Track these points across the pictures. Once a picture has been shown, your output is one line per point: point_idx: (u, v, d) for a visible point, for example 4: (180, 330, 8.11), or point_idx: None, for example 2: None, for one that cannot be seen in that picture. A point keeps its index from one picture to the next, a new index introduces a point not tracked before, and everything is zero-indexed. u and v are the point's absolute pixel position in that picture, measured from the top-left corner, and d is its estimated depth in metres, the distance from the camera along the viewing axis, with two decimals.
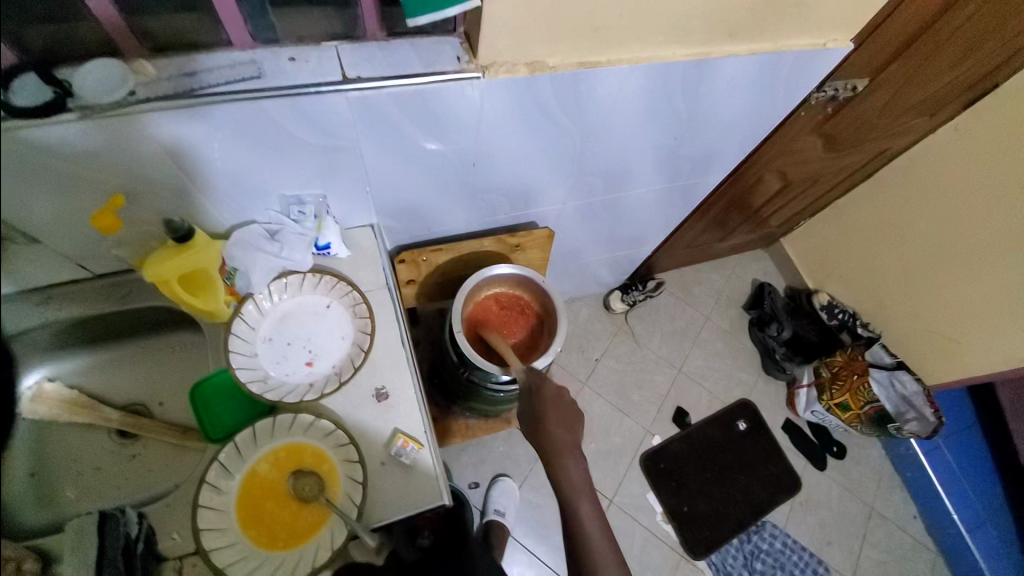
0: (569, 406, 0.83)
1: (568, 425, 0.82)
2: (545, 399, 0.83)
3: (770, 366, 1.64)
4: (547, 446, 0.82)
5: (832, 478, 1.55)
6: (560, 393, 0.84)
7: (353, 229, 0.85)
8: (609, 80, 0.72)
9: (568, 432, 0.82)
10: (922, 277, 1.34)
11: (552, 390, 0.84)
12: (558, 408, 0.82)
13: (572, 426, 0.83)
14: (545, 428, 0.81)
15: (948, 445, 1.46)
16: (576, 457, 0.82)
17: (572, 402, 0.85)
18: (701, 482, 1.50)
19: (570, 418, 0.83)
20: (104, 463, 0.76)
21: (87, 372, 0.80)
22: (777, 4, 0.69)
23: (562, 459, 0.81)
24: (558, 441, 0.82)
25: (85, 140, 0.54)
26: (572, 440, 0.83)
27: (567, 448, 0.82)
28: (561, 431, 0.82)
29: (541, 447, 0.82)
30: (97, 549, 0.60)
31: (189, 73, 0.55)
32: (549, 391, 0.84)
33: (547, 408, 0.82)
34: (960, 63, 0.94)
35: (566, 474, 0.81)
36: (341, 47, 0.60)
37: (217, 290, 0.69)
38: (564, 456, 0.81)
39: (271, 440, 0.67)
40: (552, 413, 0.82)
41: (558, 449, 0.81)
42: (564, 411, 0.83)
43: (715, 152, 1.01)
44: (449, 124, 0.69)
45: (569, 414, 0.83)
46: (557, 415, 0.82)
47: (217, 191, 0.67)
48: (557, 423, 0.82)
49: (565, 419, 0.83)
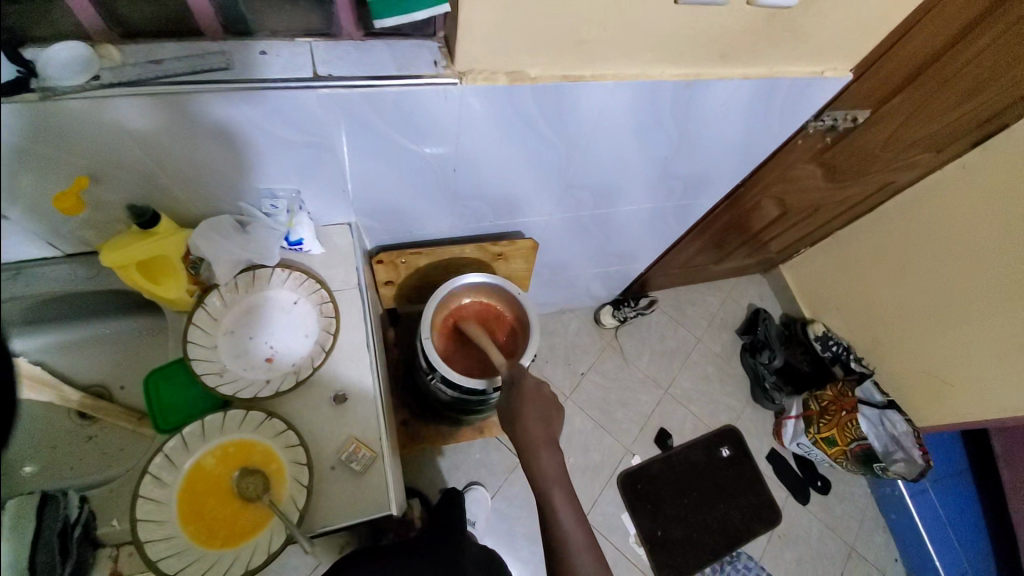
0: (548, 399, 0.81)
1: (545, 418, 0.79)
2: (524, 393, 0.81)
3: (758, 395, 1.60)
4: (521, 437, 0.78)
5: (813, 514, 1.51)
6: (540, 385, 0.82)
7: (329, 226, 0.84)
8: (594, 96, 0.70)
9: (544, 426, 0.79)
10: (920, 316, 1.30)
11: (531, 385, 0.82)
12: (534, 399, 0.80)
13: (551, 420, 0.80)
14: (521, 422, 0.78)
15: (936, 488, 1.42)
16: (551, 450, 0.77)
17: (550, 394, 0.82)
18: (678, 507, 1.47)
19: (549, 413, 0.80)
20: (60, 442, 0.75)
21: (54, 350, 0.80)
22: (773, 27, 0.67)
23: (538, 453, 0.76)
24: (533, 435, 0.78)
25: (48, 122, 0.53)
26: (549, 436, 0.78)
27: (543, 443, 0.77)
28: (538, 426, 0.78)
29: (516, 443, 0.78)
30: (32, 529, 0.58)
31: (156, 60, 0.55)
32: (528, 385, 0.82)
33: (526, 400, 0.80)
34: (966, 101, 0.91)
35: (541, 470, 0.76)
36: (315, 44, 0.60)
37: (181, 277, 0.71)
38: (539, 449, 0.77)
39: (220, 434, 0.66)
40: (529, 408, 0.79)
41: (532, 442, 0.77)
42: (542, 403, 0.80)
43: (709, 173, 0.98)
44: (428, 129, 0.68)
45: (547, 407, 0.80)
46: (533, 407, 0.80)
47: (186, 179, 0.67)
48: (532, 414, 0.79)
49: (543, 412, 0.80)
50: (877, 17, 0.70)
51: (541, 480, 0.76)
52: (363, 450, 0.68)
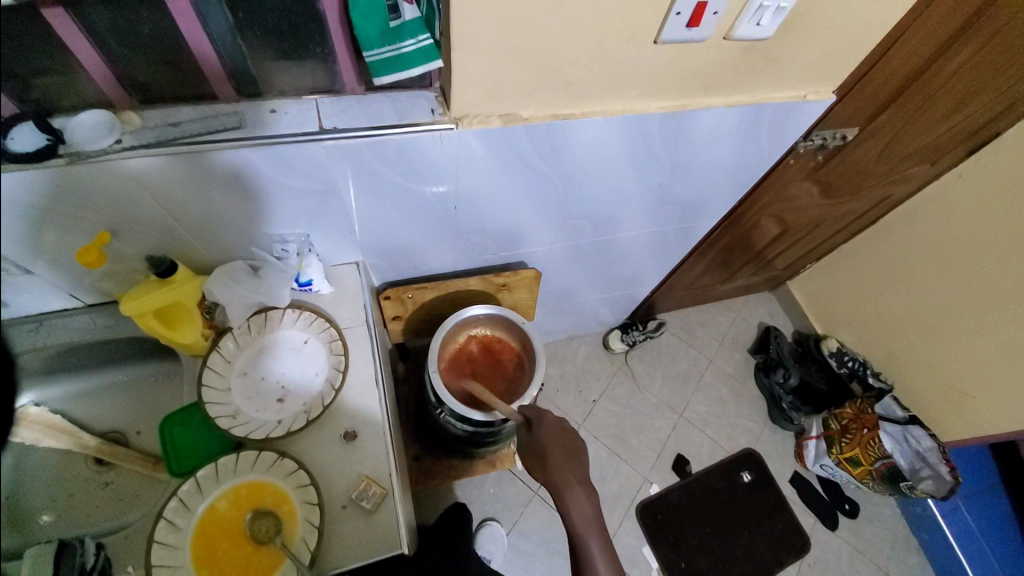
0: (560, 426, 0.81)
1: (563, 445, 0.79)
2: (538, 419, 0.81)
3: (777, 415, 1.56)
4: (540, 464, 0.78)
5: (843, 539, 1.44)
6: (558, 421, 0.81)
7: (337, 266, 0.87)
8: (585, 131, 0.73)
9: (562, 455, 0.78)
10: (934, 327, 1.28)
11: (547, 416, 0.81)
12: (550, 427, 0.80)
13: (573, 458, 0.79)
14: (541, 453, 0.78)
15: (968, 507, 1.35)
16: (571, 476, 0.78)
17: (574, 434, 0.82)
18: (701, 537, 1.41)
19: (565, 439, 0.80)
20: (78, 489, 0.76)
21: (72, 400, 0.81)
22: (750, 59, 0.70)
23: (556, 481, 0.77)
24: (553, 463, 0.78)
25: (73, 183, 0.58)
26: (568, 460, 0.79)
27: (563, 467, 0.78)
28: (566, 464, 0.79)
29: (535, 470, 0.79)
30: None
31: (173, 123, 0.59)
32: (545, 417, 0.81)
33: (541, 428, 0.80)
34: (952, 115, 0.93)
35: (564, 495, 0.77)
36: (321, 101, 0.64)
37: (195, 321, 0.73)
38: (559, 472, 0.77)
39: (232, 476, 0.67)
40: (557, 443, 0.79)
41: (551, 467, 0.78)
42: (556, 431, 0.80)
43: (704, 196, 1.01)
44: (427, 171, 0.72)
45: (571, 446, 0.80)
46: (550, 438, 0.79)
47: (200, 229, 0.71)
48: (551, 441, 0.79)
49: (560, 441, 0.79)
50: (854, 41, 0.73)
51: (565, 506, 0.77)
52: (373, 487, 0.69)
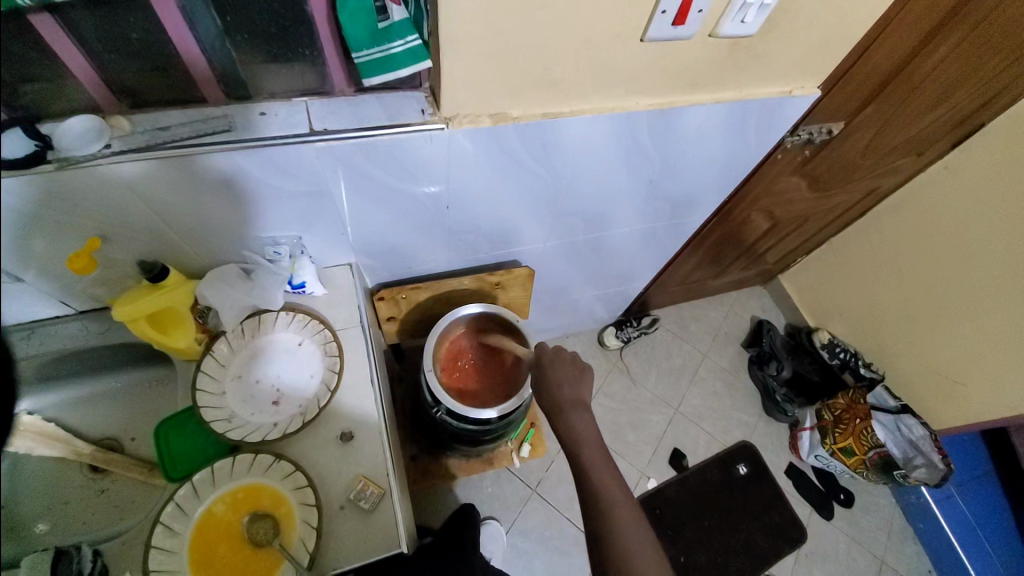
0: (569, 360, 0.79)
1: (572, 378, 0.77)
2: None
3: (770, 407, 1.57)
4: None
5: (838, 528, 1.46)
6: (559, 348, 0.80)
7: (330, 268, 0.87)
8: (575, 129, 0.74)
9: (571, 390, 0.76)
10: (923, 316, 1.30)
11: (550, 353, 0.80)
12: (558, 367, 0.78)
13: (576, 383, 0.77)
14: (547, 389, 0.77)
15: (961, 493, 1.38)
16: (581, 411, 0.75)
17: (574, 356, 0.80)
18: (699, 530, 1.43)
19: (574, 376, 0.77)
20: (74, 497, 0.76)
21: (66, 407, 0.81)
22: (735, 56, 0.71)
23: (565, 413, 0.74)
24: None
25: (62, 189, 0.57)
26: (576, 397, 0.76)
27: (570, 405, 0.75)
28: None
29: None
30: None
31: (162, 127, 0.59)
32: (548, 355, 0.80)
33: (548, 368, 0.78)
34: (936, 107, 0.95)
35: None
36: (311, 103, 0.64)
37: (189, 328, 0.72)
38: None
39: (229, 480, 0.67)
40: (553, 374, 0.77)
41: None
42: (565, 367, 0.78)
43: (695, 192, 1.02)
44: (420, 171, 0.72)
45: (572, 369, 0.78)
46: (558, 374, 0.77)
47: (191, 233, 0.71)
48: (557, 379, 0.77)
49: (568, 375, 0.77)
50: (837, 36, 0.74)
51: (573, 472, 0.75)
52: (371, 487, 0.69)
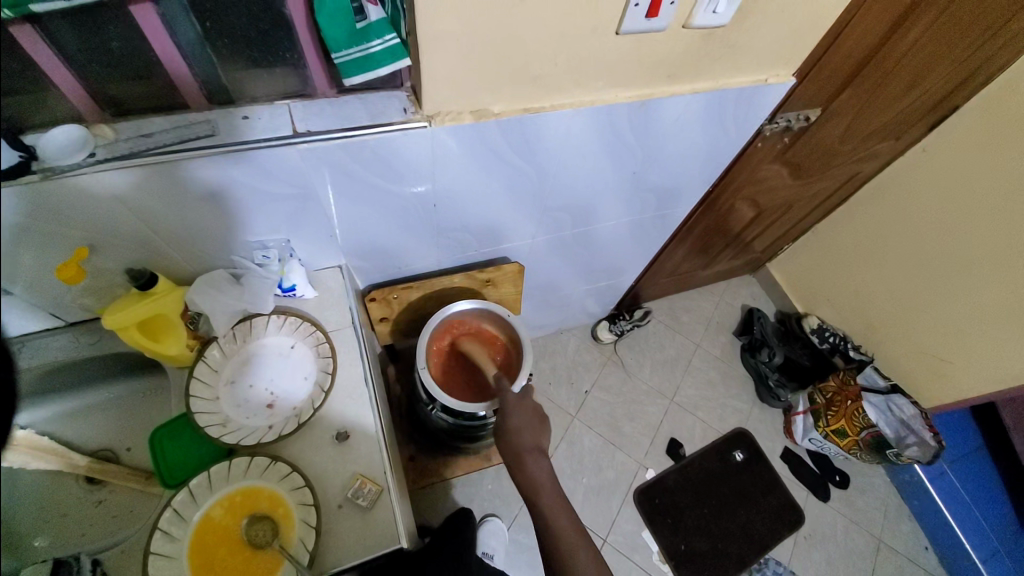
0: (531, 409, 0.84)
1: (534, 431, 0.82)
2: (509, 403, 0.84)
3: (764, 394, 1.60)
4: (510, 452, 0.80)
5: (835, 510, 1.48)
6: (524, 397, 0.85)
7: (320, 270, 0.88)
8: (556, 123, 0.75)
9: (539, 441, 0.80)
10: (910, 296, 1.32)
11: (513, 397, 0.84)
12: (524, 415, 0.83)
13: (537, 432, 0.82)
14: (508, 438, 0.81)
15: (954, 469, 1.41)
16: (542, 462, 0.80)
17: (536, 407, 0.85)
18: (699, 518, 1.44)
19: (535, 424, 0.83)
20: (70, 510, 0.76)
21: (59, 419, 0.79)
22: (711, 46, 0.73)
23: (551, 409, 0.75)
24: (521, 446, 0.80)
25: (45, 199, 0.57)
26: (535, 445, 0.81)
27: (529, 452, 0.80)
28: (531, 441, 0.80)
29: (505, 456, 0.81)
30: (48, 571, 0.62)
31: (145, 134, 0.60)
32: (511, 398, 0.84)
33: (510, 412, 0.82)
34: (912, 90, 0.97)
35: (527, 476, 0.79)
36: (294, 105, 0.65)
37: (180, 333, 0.73)
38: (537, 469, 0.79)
39: (226, 483, 0.67)
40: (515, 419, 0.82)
41: (527, 463, 0.79)
42: (526, 415, 0.83)
43: (679, 183, 1.04)
44: (405, 169, 0.73)
45: (533, 419, 0.83)
46: (522, 422, 0.82)
47: (179, 239, 0.71)
48: (518, 427, 0.81)
49: (530, 426, 0.82)
50: (809, 24, 0.76)
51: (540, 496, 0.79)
52: (369, 485, 0.69)
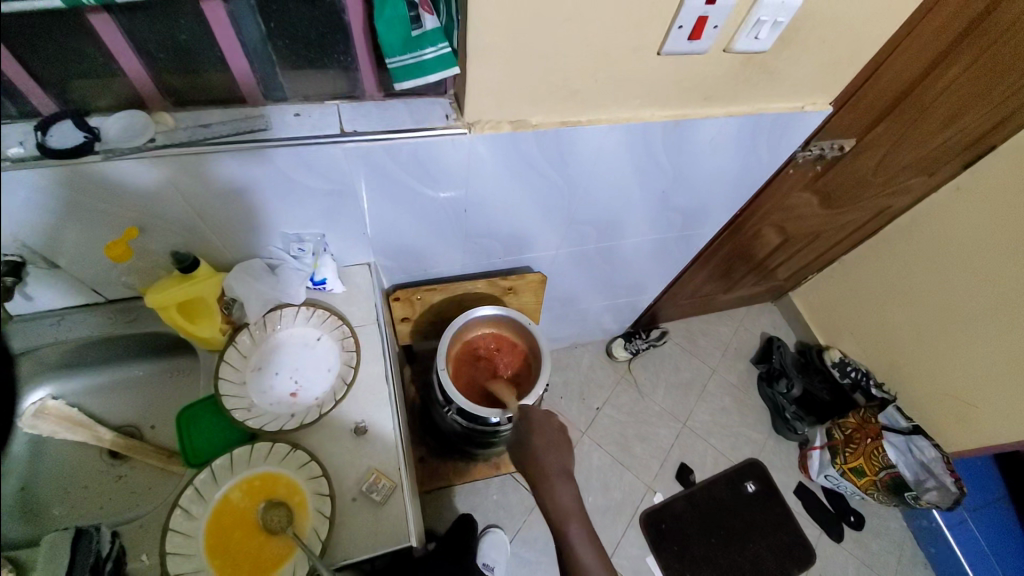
0: (556, 428, 0.86)
1: (556, 448, 0.84)
2: None
3: (780, 426, 1.55)
4: (534, 471, 0.83)
5: (849, 551, 1.43)
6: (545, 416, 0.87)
7: (350, 267, 0.90)
8: (591, 137, 0.77)
9: None
10: (938, 335, 1.29)
11: (540, 416, 0.87)
12: None
13: (561, 451, 0.84)
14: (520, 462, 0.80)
15: (975, 519, 1.34)
16: (564, 480, 0.82)
17: (560, 427, 0.87)
18: (705, 548, 1.40)
19: (559, 444, 0.85)
20: (91, 482, 0.77)
21: (87, 393, 0.83)
22: (748, 72, 0.74)
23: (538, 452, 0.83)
24: (546, 464, 0.83)
25: (106, 178, 0.61)
26: (562, 466, 0.83)
27: (557, 474, 0.82)
28: (551, 456, 0.83)
29: None
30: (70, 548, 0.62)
31: (203, 125, 0.63)
32: (537, 417, 0.87)
33: None
34: (949, 126, 0.96)
35: (553, 497, 0.81)
36: (343, 106, 0.68)
37: (214, 316, 0.75)
38: (552, 480, 0.81)
39: (246, 467, 0.68)
40: (538, 439, 0.85)
41: None
42: (552, 434, 0.86)
43: (706, 206, 1.04)
44: (442, 174, 0.75)
45: (557, 439, 0.85)
46: None
47: (222, 226, 0.74)
48: None
49: (553, 444, 0.84)
50: (849, 54, 0.76)
51: (557, 509, 0.80)
52: (384, 480, 0.70)
